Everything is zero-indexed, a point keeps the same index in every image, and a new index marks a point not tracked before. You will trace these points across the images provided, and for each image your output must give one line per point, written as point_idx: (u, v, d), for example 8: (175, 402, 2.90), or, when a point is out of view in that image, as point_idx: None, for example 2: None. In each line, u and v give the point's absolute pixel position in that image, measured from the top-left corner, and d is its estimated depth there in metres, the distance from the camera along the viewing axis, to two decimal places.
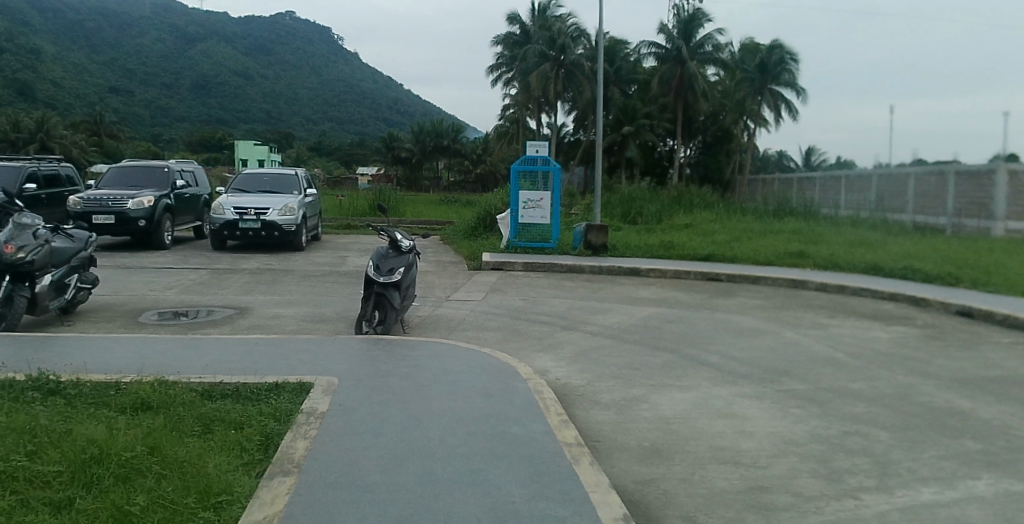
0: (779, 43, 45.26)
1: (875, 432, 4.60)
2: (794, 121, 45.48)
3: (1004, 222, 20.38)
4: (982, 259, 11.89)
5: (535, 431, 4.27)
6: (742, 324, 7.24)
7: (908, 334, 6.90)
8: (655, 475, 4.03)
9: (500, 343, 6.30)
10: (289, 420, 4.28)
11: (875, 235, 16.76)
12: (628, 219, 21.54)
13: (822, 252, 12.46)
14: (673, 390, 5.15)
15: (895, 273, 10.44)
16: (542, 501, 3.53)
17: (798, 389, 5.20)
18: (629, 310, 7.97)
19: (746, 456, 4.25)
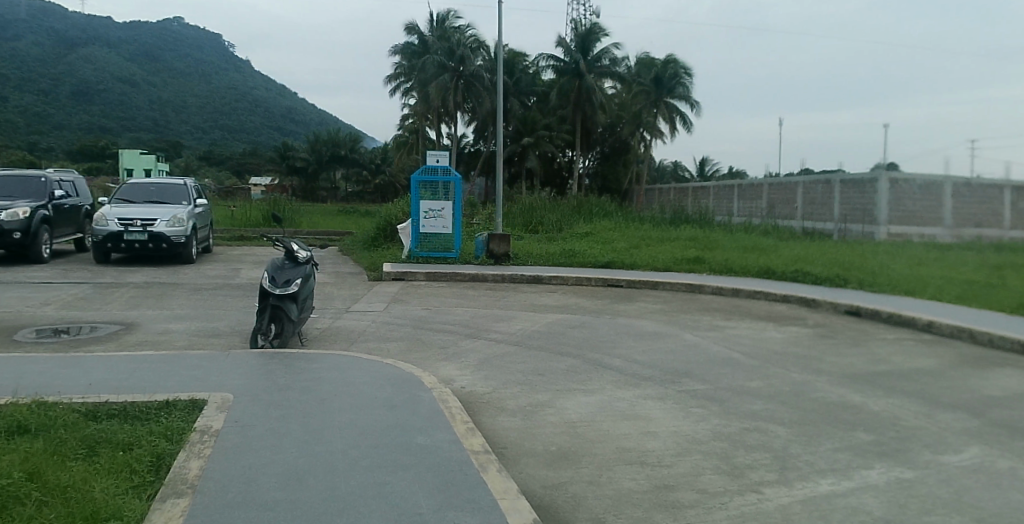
0: (673, 58, 46.67)
1: (772, 427, 4.76)
2: (687, 133, 47.10)
3: (886, 226, 22.86)
4: (865, 262, 12.73)
5: (441, 441, 4.16)
6: (643, 328, 7.40)
7: (800, 333, 7.24)
8: (563, 479, 4.00)
9: (403, 352, 6.15)
10: (181, 439, 4.00)
11: (766, 241, 17.60)
12: (529, 229, 21.84)
13: (717, 258, 13.02)
14: (578, 394, 5.16)
15: (786, 276, 10.97)
16: (450, 511, 3.42)
17: (698, 390, 5.32)
18: (532, 317, 8.00)
19: (651, 456, 4.29)
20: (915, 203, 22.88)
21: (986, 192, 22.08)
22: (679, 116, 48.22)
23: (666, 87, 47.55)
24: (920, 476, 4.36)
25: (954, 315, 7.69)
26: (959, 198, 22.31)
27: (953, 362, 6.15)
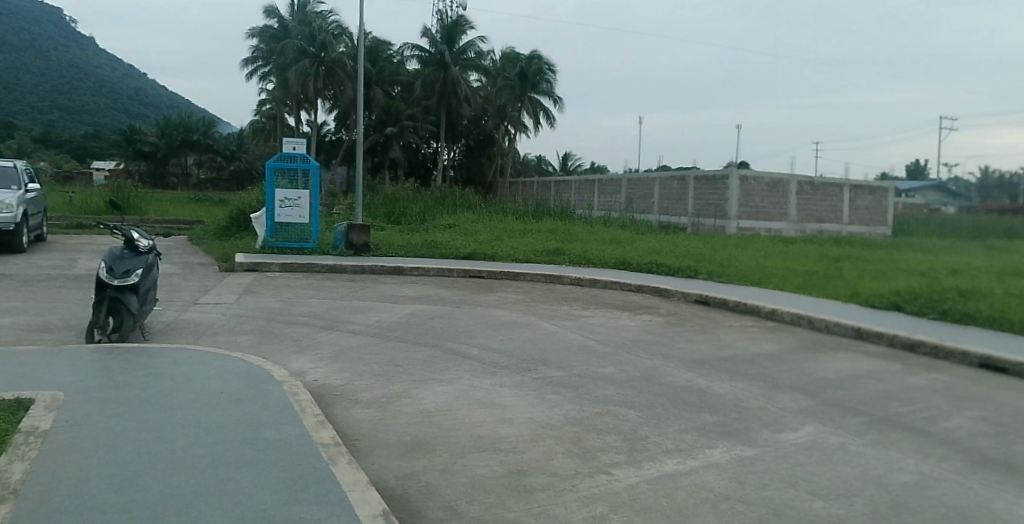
0: (537, 53, 46.91)
1: (623, 411, 4.96)
2: (551, 128, 47.71)
3: (735, 221, 26.05)
4: (714, 254, 13.55)
5: (290, 435, 4.04)
6: (504, 318, 7.52)
7: (652, 321, 7.59)
8: (416, 469, 3.98)
9: (253, 345, 5.93)
10: (2, 442, 3.66)
11: (622, 234, 18.38)
12: (391, 220, 21.93)
13: (576, 250, 13.46)
14: (434, 383, 5.16)
15: (642, 267, 11.44)
16: (296, 505, 3.32)
17: (553, 376, 5.45)
18: (391, 308, 7.95)
19: (505, 442, 4.35)
20: (761, 199, 26.61)
21: (822, 192, 27.88)
22: (542, 111, 48.77)
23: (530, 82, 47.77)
24: (757, 452, 4.69)
25: (800, 303, 8.44)
26: (801, 196, 27.57)
27: (787, 346, 6.72)
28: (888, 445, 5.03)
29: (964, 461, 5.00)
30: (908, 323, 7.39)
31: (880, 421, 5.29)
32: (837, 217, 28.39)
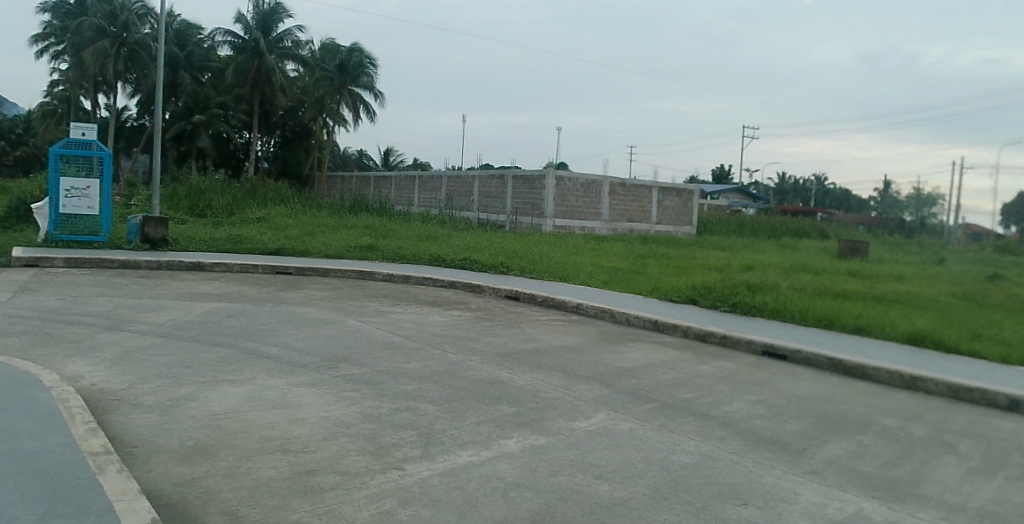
0: (359, 46, 46.70)
1: (422, 406, 5.13)
2: (371, 124, 47.85)
3: (551, 219, 28.62)
4: (528, 251, 14.65)
5: (53, 445, 3.85)
6: (315, 316, 7.60)
7: (463, 317, 7.84)
8: (197, 474, 3.91)
9: (24, 349, 5.61)
10: None
11: (439, 231, 19.67)
12: (198, 212, 22.29)
13: (391, 247, 14.37)
14: (226, 385, 5.11)
15: (456, 263, 12.39)
16: (53, 518, 3.16)
17: (354, 374, 5.59)
18: (186, 307, 7.83)
19: (295, 443, 4.37)
20: (575, 199, 29.38)
21: (636, 192, 31.94)
22: (363, 106, 48.39)
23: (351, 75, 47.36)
24: (549, 442, 5.02)
25: (607, 299, 9.64)
26: (613, 196, 30.98)
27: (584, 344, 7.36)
28: (676, 432, 5.64)
29: (738, 443, 5.69)
30: (704, 316, 8.96)
31: (667, 411, 5.94)
32: (647, 217, 32.55)
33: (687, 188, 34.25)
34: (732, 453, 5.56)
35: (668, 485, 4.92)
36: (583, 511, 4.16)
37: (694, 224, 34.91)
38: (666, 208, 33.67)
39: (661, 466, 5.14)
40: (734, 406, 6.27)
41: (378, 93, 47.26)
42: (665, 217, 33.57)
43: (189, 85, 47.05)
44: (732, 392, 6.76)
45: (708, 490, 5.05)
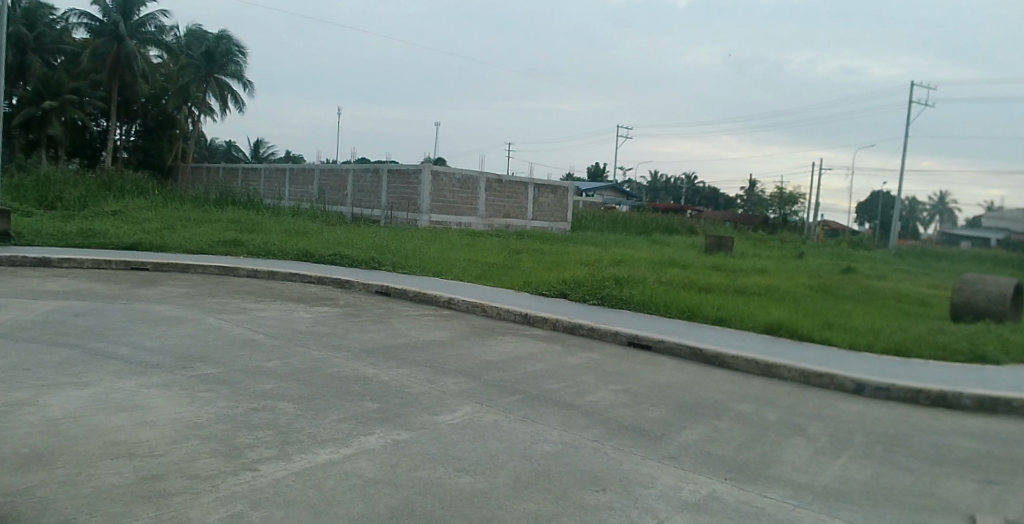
0: (225, 35, 49.38)
1: (280, 407, 5.31)
2: (237, 113, 52.15)
3: (428, 215, 32.51)
4: (395, 247, 17.18)
5: None
6: (199, 324, 7.98)
7: (325, 314, 9.02)
8: (32, 483, 3.80)
9: None
10: None
11: (309, 226, 22.93)
12: (47, 204, 24.01)
13: (255, 242, 16.62)
14: (69, 388, 5.21)
15: (325, 259, 14.74)
16: None
17: (210, 373, 5.96)
18: (27, 308, 8.16)
19: (142, 447, 4.37)
20: (453, 195, 33.51)
21: (514, 187, 36.71)
22: (229, 91, 50.56)
23: (217, 63, 49.43)
24: (409, 437, 5.26)
25: (484, 295, 11.37)
26: (490, 191, 35.42)
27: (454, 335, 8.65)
28: (543, 423, 6.10)
29: (600, 431, 6.24)
30: (578, 310, 10.67)
31: (531, 402, 6.52)
32: (524, 213, 37.58)
33: (562, 186, 39.58)
34: (593, 441, 6.03)
35: (529, 475, 5.16)
36: (441, 505, 4.36)
37: (568, 220, 40.41)
38: (542, 205, 38.72)
39: (523, 456, 5.45)
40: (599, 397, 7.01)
41: (244, 81, 50.30)
42: (540, 212, 38.59)
43: (37, 68, 46.76)
44: (594, 382, 7.57)
45: (568, 476, 5.33)
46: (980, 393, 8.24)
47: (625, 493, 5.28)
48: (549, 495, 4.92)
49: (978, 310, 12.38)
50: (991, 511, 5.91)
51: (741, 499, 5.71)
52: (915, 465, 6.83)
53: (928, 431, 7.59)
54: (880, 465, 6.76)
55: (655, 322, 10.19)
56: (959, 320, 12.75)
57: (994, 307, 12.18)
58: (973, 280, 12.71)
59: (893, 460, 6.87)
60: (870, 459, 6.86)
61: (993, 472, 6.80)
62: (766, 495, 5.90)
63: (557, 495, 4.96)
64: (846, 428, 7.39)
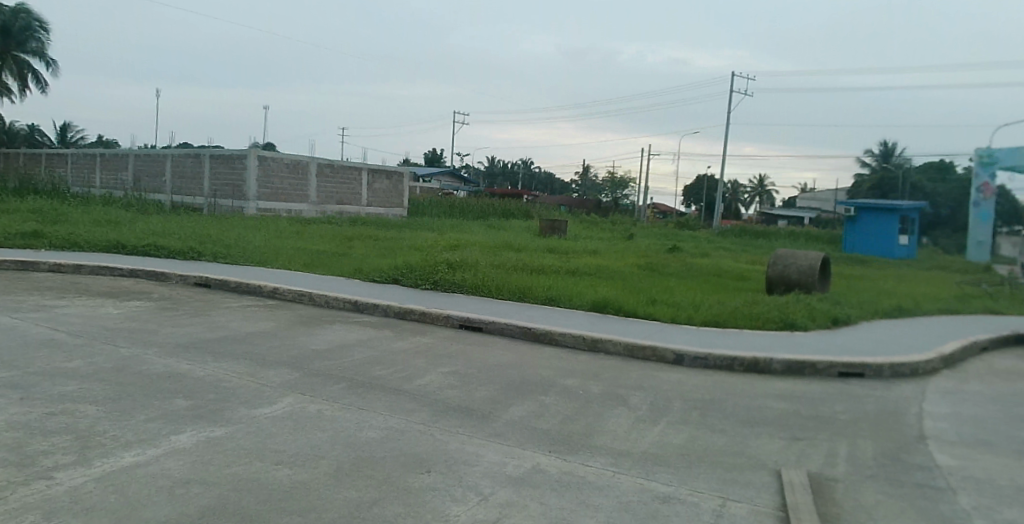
0: (24, 9, 48.22)
1: (80, 409, 6.38)
2: (41, 92, 48.70)
3: (253, 202, 36.14)
4: (208, 236, 19.50)
5: None
6: (20, 329, 9.15)
7: (141, 308, 10.92)
8: None
9: None
10: None
11: (122, 214, 25.20)
12: None
13: (62, 234, 18.11)
14: None
15: (146, 250, 16.52)
16: None
17: (7, 377, 7.07)
18: None
19: None
20: (278, 180, 37.49)
21: (344, 173, 41.37)
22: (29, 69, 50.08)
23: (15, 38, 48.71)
24: (220, 436, 6.16)
25: (313, 284, 13.08)
26: (317, 177, 39.64)
27: (286, 321, 10.53)
28: (369, 409, 7.26)
29: (428, 413, 7.33)
30: (408, 295, 12.41)
31: (359, 389, 7.81)
32: (355, 198, 42.24)
33: (396, 173, 45.04)
34: (419, 423, 7.04)
35: (351, 464, 5.88)
36: (257, 500, 4.96)
37: (404, 206, 45.99)
38: (376, 190, 43.94)
39: (346, 444, 6.33)
40: (427, 380, 8.23)
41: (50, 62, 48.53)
42: (376, 199, 43.87)
43: None
44: (423, 365, 8.82)
45: (392, 462, 6.02)
46: (789, 358, 9.47)
47: (449, 474, 5.89)
48: (370, 480, 5.56)
49: (788, 281, 15.82)
50: (793, 466, 6.75)
51: (563, 471, 6.23)
52: (729, 427, 7.58)
53: (741, 397, 8.43)
54: (695, 428, 7.47)
55: (486, 305, 11.84)
56: (774, 291, 16.19)
57: (800, 277, 15.67)
58: (785, 257, 16.24)
59: (707, 423, 7.61)
60: (686, 423, 7.56)
61: (797, 429, 7.68)
62: (588, 464, 6.44)
63: (380, 481, 5.57)
64: (666, 397, 8.20)
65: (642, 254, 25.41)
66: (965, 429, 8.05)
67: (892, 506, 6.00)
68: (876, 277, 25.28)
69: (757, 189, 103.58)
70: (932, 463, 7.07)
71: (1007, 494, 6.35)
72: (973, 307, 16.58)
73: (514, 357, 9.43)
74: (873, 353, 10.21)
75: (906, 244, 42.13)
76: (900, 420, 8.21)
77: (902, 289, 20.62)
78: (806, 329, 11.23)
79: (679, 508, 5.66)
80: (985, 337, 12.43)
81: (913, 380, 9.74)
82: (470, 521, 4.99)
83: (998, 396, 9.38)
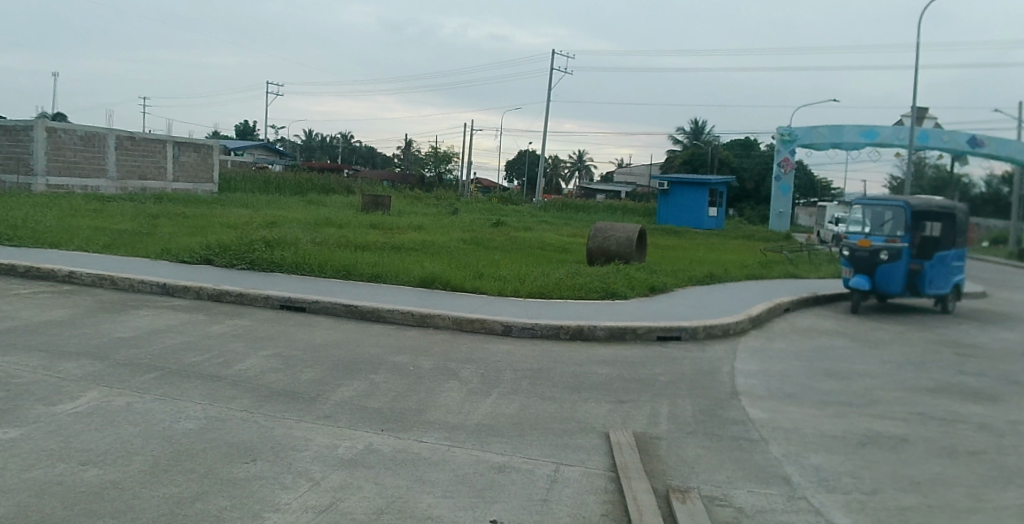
0: None
1: None
2: None
3: (43, 178, 33.11)
4: None
5: None
6: None
7: None
8: None
9: None
10: None
11: None
12: None
13: None
14: None
15: None
16: None
17: None
18: None
19: None
20: (72, 154, 34.44)
21: (150, 145, 38.70)
22: None
23: None
24: (15, 437, 5.62)
25: (109, 265, 12.10)
26: (118, 150, 36.69)
27: (85, 308, 9.67)
28: (183, 399, 6.87)
29: (249, 399, 7.04)
30: (221, 276, 11.84)
31: (174, 379, 7.38)
32: (164, 173, 39.76)
33: (205, 145, 41.98)
34: (241, 410, 6.73)
35: (168, 458, 5.51)
36: (64, 505, 4.55)
37: (214, 181, 43.07)
38: (183, 163, 40.85)
39: (160, 437, 5.92)
40: (247, 364, 7.95)
41: None
42: (183, 173, 40.83)
43: None
44: (242, 347, 8.53)
45: (216, 454, 5.69)
46: (611, 325, 10.02)
47: (277, 461, 5.68)
48: (190, 474, 5.24)
49: (608, 252, 16.97)
50: (619, 427, 7.12)
51: (398, 448, 6.19)
52: (556, 394, 7.87)
53: (568, 365, 8.79)
54: (525, 397, 7.68)
55: (308, 284, 11.57)
56: (595, 263, 17.25)
57: (618, 249, 16.83)
58: (605, 229, 17.36)
59: (536, 391, 7.85)
60: (516, 392, 7.77)
61: (620, 392, 8.09)
62: (420, 439, 6.46)
63: (202, 474, 5.26)
64: (497, 369, 8.39)
65: (465, 229, 25.97)
66: (770, 383, 8.90)
67: (711, 460, 6.52)
68: (688, 247, 27.39)
69: (576, 165, 106.62)
70: (746, 416, 7.73)
71: (810, 442, 7.11)
72: (774, 271, 18.39)
73: (340, 336, 9.25)
74: (687, 317, 11.04)
75: (715, 216, 46.04)
76: (714, 378, 8.91)
77: (709, 257, 22.49)
78: (625, 298, 12.06)
79: (514, 476, 5.81)
80: (787, 299, 13.80)
81: (725, 341, 10.64)
82: (303, 508, 4.83)
83: (798, 352, 10.47)
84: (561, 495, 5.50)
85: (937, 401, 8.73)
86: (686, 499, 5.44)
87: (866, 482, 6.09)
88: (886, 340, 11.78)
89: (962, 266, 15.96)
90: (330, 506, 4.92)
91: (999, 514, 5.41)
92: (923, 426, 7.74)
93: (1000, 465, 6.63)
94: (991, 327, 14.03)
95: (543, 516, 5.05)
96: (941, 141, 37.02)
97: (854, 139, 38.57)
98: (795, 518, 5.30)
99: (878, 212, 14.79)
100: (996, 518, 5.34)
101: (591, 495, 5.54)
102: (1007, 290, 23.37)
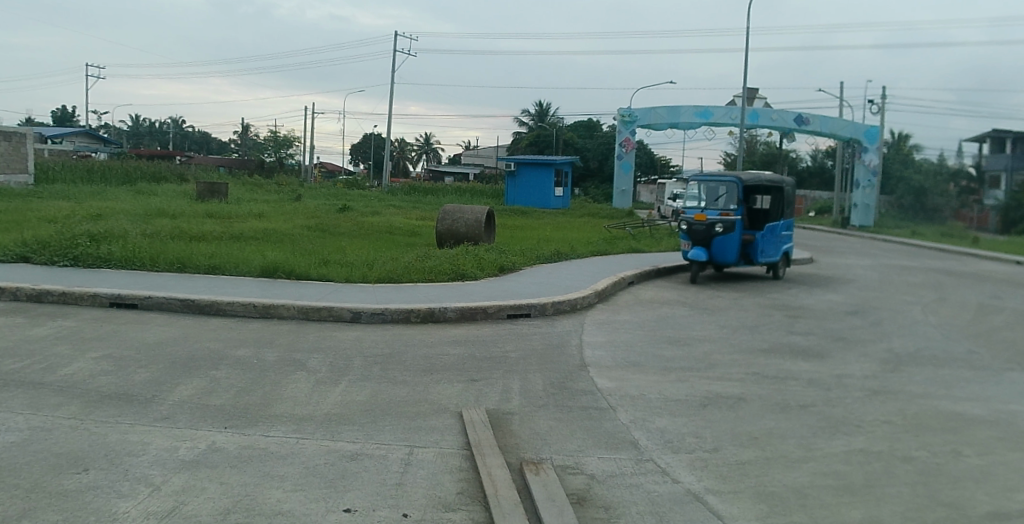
0: None
1: None
2: None
3: None
4: None
5: None
6: None
7: None
8: None
9: None
10: None
11: None
12: None
13: None
14: None
15: None
16: None
17: None
18: None
19: None
20: None
21: None
22: None
23: None
24: None
25: None
26: None
27: None
28: (1, 411, 6.26)
29: (79, 406, 6.54)
30: (41, 274, 10.97)
31: None
32: None
33: (17, 133, 37.25)
34: (69, 418, 6.24)
35: None
36: None
37: (31, 171, 38.53)
38: None
39: None
40: (75, 369, 7.43)
41: None
42: None
43: None
44: (70, 352, 7.91)
45: (40, 468, 5.22)
46: (461, 307, 10.23)
47: (111, 469, 5.29)
48: (12, 491, 4.79)
49: (457, 234, 17.18)
50: (471, 406, 7.24)
51: (242, 445, 5.93)
52: (407, 378, 7.88)
53: (417, 348, 8.87)
54: (375, 383, 7.64)
55: (142, 279, 10.99)
56: (444, 245, 17.45)
57: (467, 231, 17.09)
58: (452, 212, 17.50)
59: (387, 377, 7.84)
60: (366, 379, 7.72)
61: (472, 372, 8.24)
62: (267, 434, 6.24)
63: (27, 490, 4.82)
64: (346, 357, 8.32)
65: (308, 216, 25.59)
66: (618, 354, 9.33)
67: (562, 430, 6.75)
68: (535, 227, 27.98)
69: (426, 148, 106.76)
70: (594, 387, 8.07)
71: (656, 407, 7.54)
72: (618, 247, 19.35)
73: (180, 334, 8.81)
74: (534, 295, 11.44)
75: (560, 196, 47.65)
76: (563, 351, 9.26)
77: (555, 236, 23.33)
78: (473, 279, 12.35)
79: (367, 464, 5.70)
80: (630, 273, 14.59)
81: (572, 316, 11.10)
82: (140, 517, 4.50)
83: (642, 322, 11.07)
84: (415, 477, 5.49)
85: (771, 361, 9.50)
86: (538, 470, 5.59)
87: (707, 441, 6.53)
88: (725, 307, 12.68)
89: (791, 236, 17.41)
90: (172, 511, 4.62)
91: (827, 462, 5.97)
92: (758, 385, 8.41)
93: (827, 416, 7.33)
94: (815, 290, 15.49)
95: (397, 500, 5.01)
96: (771, 119, 40.14)
97: (690, 119, 41.04)
98: (643, 479, 5.59)
99: (713, 187, 15.82)
100: (825, 467, 5.86)
101: (446, 475, 5.56)
102: (823, 254, 25.87)
